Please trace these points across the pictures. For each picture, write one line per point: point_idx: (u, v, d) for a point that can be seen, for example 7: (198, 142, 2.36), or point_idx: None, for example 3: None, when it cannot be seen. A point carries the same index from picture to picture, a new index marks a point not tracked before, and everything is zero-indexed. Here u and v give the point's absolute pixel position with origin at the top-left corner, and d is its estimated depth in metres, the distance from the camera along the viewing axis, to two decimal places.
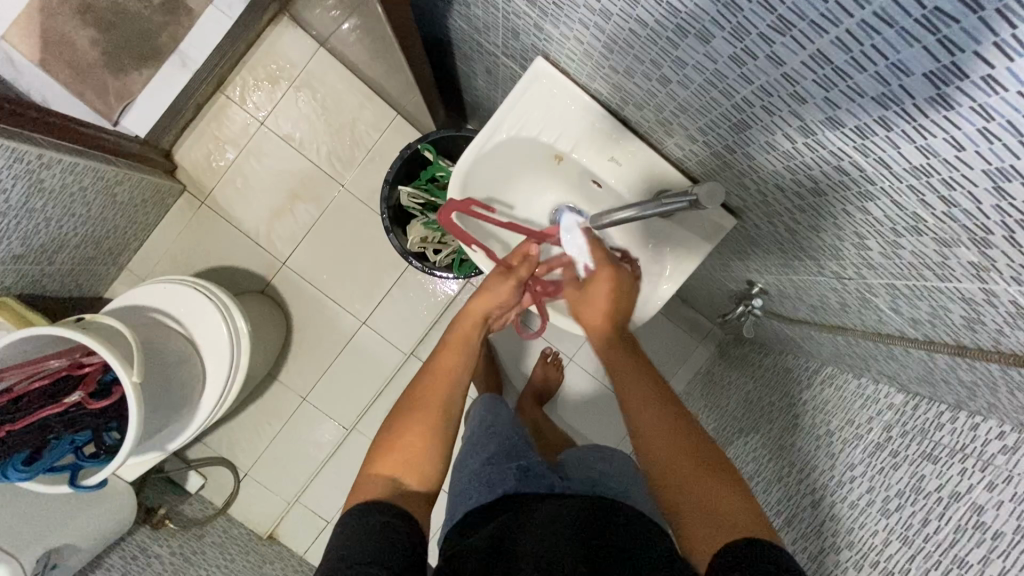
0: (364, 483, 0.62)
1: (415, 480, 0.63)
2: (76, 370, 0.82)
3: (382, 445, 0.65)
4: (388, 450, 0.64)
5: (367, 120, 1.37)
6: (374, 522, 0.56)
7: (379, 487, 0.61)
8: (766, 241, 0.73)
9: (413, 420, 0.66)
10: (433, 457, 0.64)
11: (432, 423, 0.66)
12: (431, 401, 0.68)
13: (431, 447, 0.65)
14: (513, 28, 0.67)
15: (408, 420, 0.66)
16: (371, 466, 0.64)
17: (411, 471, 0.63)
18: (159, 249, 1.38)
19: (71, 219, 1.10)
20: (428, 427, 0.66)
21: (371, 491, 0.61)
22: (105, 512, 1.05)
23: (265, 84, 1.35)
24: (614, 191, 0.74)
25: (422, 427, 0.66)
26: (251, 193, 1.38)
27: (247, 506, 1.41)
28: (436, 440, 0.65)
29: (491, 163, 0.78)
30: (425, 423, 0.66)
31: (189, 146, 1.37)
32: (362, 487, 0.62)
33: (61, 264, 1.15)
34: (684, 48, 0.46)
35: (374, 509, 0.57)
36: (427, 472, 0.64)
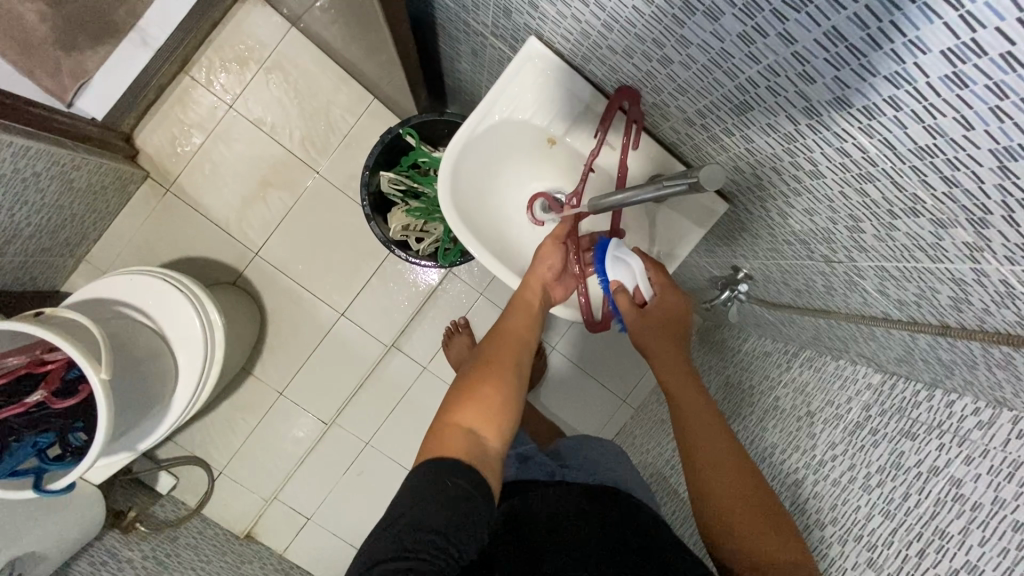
0: (441, 432, 0.59)
1: (495, 438, 0.60)
2: (37, 368, 0.76)
3: (452, 402, 0.62)
4: (465, 397, 0.62)
5: (341, 104, 1.33)
6: (457, 486, 0.52)
7: (460, 437, 0.58)
8: (756, 227, 0.73)
9: (490, 374, 0.66)
10: (512, 416, 0.63)
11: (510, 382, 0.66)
12: (507, 356, 0.69)
13: (506, 403, 0.63)
14: (506, 7, 0.65)
15: (481, 374, 0.66)
16: (446, 413, 0.61)
17: (489, 423, 0.61)
18: (121, 239, 1.31)
19: (24, 208, 1.03)
20: (506, 380, 0.65)
21: (447, 442, 0.57)
22: (73, 516, 1.00)
23: (233, 66, 1.29)
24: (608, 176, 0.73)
25: (498, 382, 0.65)
26: (220, 180, 1.31)
27: (223, 505, 1.37)
28: (514, 398, 0.65)
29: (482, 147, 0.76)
30: (504, 369, 0.67)
31: (152, 130, 1.29)
32: (440, 434, 0.59)
33: (13, 255, 1.08)
34: (690, 26, 0.46)
35: (438, 465, 0.54)
36: (503, 429, 0.61)
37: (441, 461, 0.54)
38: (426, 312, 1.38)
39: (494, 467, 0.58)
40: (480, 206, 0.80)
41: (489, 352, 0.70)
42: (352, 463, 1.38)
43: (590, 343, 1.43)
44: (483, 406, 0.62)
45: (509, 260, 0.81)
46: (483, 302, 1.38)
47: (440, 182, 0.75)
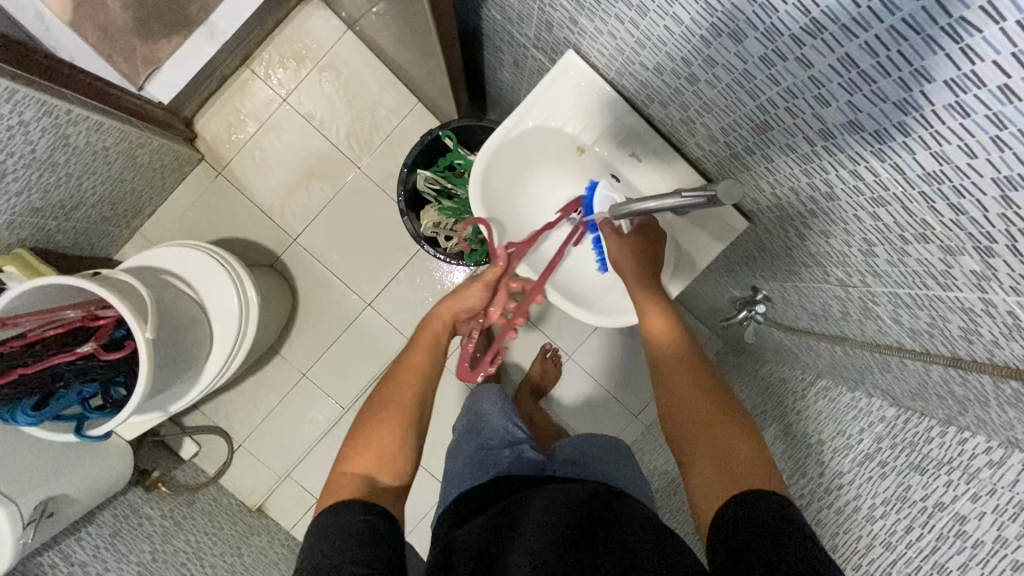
0: (339, 483, 0.67)
1: (388, 476, 0.69)
2: (90, 322, 0.83)
3: (353, 447, 0.71)
4: (363, 449, 0.70)
5: (387, 105, 1.39)
6: (358, 521, 0.60)
7: (354, 484, 0.66)
8: (776, 247, 0.75)
9: (387, 420, 0.73)
10: (405, 451, 0.71)
11: (406, 423, 0.73)
12: (404, 397, 0.75)
13: (400, 443, 0.71)
14: (548, 20, 0.69)
15: (380, 420, 0.72)
16: (342, 464, 0.70)
17: (385, 467, 0.69)
18: (172, 216, 1.39)
19: (91, 178, 1.12)
20: (403, 420, 0.73)
21: (347, 488, 0.66)
22: (107, 466, 1.07)
23: (290, 62, 1.37)
24: (630, 186, 0.75)
25: (396, 423, 0.72)
26: (268, 168, 1.39)
27: (241, 477, 1.44)
28: (410, 436, 0.73)
29: (515, 151, 0.79)
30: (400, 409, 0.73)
31: (211, 116, 1.38)
32: (334, 485, 0.67)
33: (77, 221, 1.18)
34: (716, 47, 0.48)
35: (351, 508, 0.62)
36: (394, 469, 0.70)
37: (347, 503, 0.63)
38: None
39: (392, 501, 0.68)
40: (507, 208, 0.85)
41: (387, 393, 0.76)
42: None
43: (606, 356, 1.45)
44: (379, 453, 0.70)
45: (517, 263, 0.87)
46: None
47: (471, 182, 0.79)
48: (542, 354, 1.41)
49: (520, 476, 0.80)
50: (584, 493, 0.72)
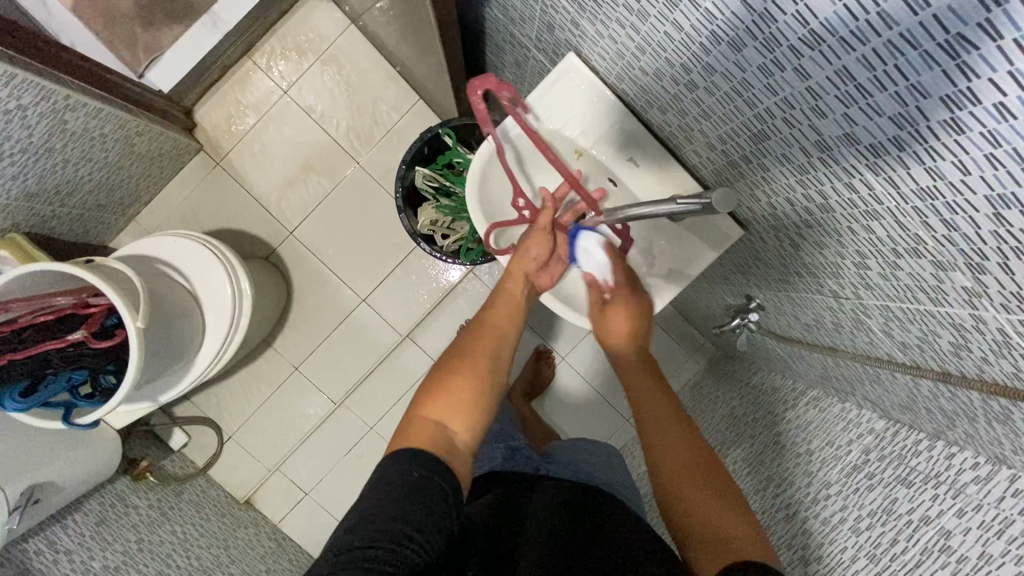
0: (414, 428, 0.61)
1: (462, 429, 0.63)
2: (81, 309, 0.82)
3: (426, 394, 0.65)
4: (440, 394, 0.64)
5: (389, 101, 1.39)
6: (422, 474, 0.56)
7: (429, 430, 0.61)
8: (770, 257, 0.75)
9: (467, 366, 0.68)
10: (485, 404, 0.66)
11: (486, 371, 0.68)
12: (485, 346, 0.71)
13: (483, 396, 0.66)
14: (550, 22, 0.69)
15: (461, 364, 0.68)
16: (417, 408, 0.64)
17: (460, 419, 0.63)
18: (168, 205, 1.39)
19: (87, 164, 1.12)
20: (486, 371, 0.68)
21: (417, 436, 0.60)
22: (96, 453, 1.07)
23: (292, 55, 1.37)
24: (625, 191, 0.75)
25: (475, 371, 0.67)
26: (267, 160, 1.39)
27: (230, 469, 1.43)
28: (489, 389, 0.67)
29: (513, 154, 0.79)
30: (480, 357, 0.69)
31: (211, 106, 1.38)
32: (411, 428, 0.62)
33: (72, 207, 1.17)
34: (715, 55, 0.48)
35: (413, 461, 0.57)
36: (473, 421, 0.64)
37: (416, 454, 0.57)
38: (444, 308, 1.42)
39: (461, 462, 0.61)
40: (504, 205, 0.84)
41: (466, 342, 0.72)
42: (355, 444, 1.44)
43: (600, 359, 1.45)
44: (457, 401, 0.64)
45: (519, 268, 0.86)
46: None
47: (468, 183, 0.79)
48: (536, 355, 1.40)
49: (510, 473, 0.80)
50: (571, 495, 0.72)
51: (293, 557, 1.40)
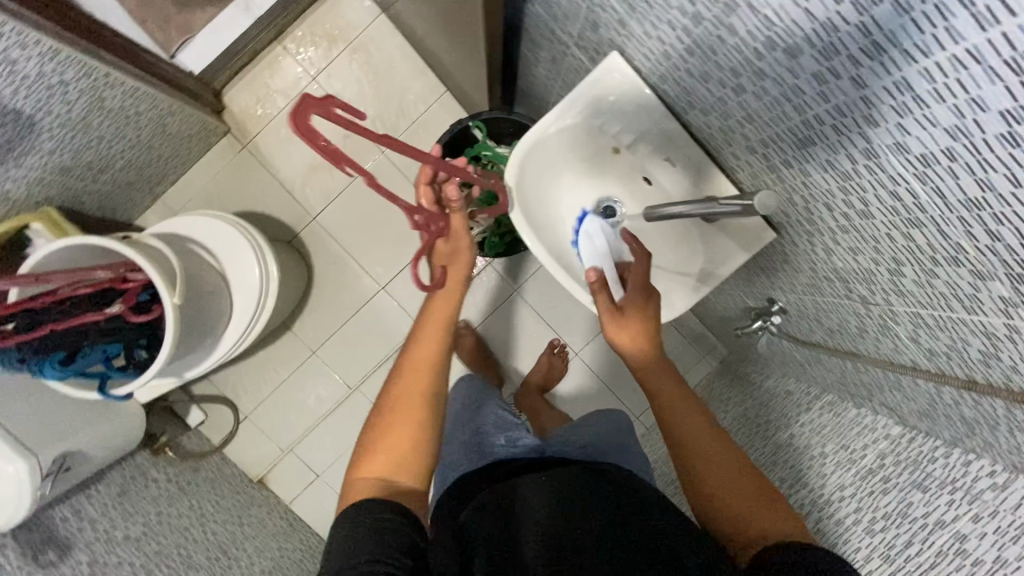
0: (355, 486, 0.69)
1: (407, 476, 0.70)
2: (119, 284, 0.84)
3: (364, 449, 0.72)
4: (375, 447, 0.71)
5: (415, 91, 1.40)
6: (377, 520, 0.61)
7: (371, 486, 0.68)
8: (799, 261, 0.76)
9: (397, 417, 0.73)
10: (423, 450, 0.72)
11: (417, 412, 0.73)
12: (409, 392, 0.75)
13: (421, 446, 0.72)
14: (594, 21, 0.70)
15: (392, 410, 0.74)
16: (357, 467, 0.71)
17: (400, 466, 0.70)
18: (194, 185, 1.40)
19: (121, 142, 1.13)
20: (421, 420, 0.73)
21: (364, 492, 0.67)
22: (125, 425, 1.09)
23: (322, 42, 1.38)
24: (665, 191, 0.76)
25: (404, 417, 0.73)
26: (293, 145, 1.40)
27: (245, 448, 1.46)
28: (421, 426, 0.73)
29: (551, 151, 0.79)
30: (405, 400, 0.74)
31: (240, 89, 1.39)
32: (356, 488, 0.69)
33: (102, 183, 1.19)
34: (769, 61, 0.50)
35: (365, 507, 0.63)
36: (416, 468, 0.71)
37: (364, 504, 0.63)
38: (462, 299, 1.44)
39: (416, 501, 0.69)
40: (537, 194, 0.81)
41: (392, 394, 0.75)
42: None
43: (613, 355, 1.47)
44: (393, 447, 0.71)
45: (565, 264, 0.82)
46: (515, 298, 1.45)
47: (507, 179, 0.78)
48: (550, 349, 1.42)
49: (515, 463, 0.81)
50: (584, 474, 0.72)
51: (304, 537, 1.42)
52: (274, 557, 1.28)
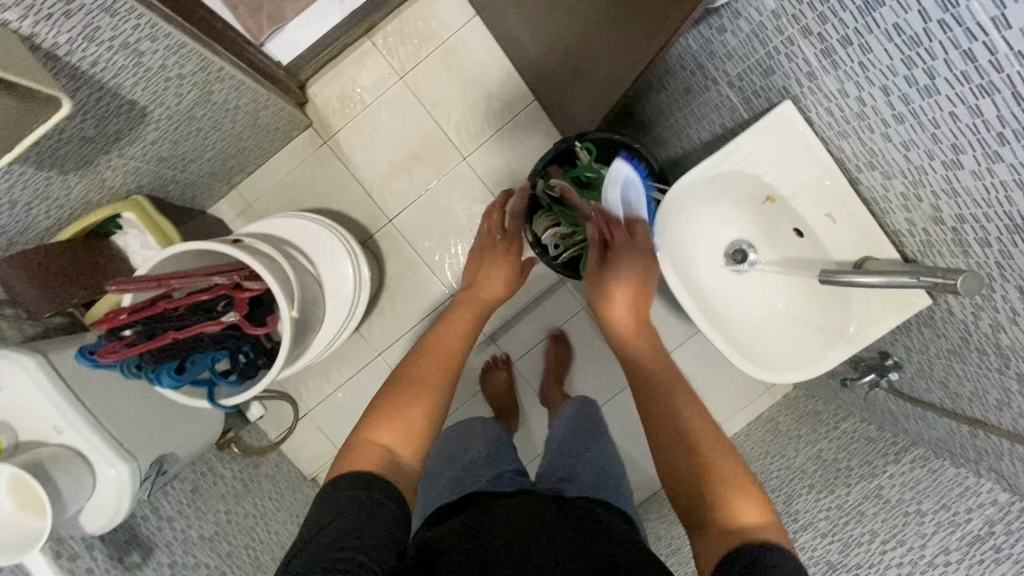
0: (358, 451, 0.68)
1: (409, 452, 0.71)
2: (233, 291, 0.81)
3: (375, 420, 0.72)
4: (387, 419, 0.72)
5: (503, 99, 1.37)
6: (372, 501, 0.61)
7: (376, 457, 0.67)
8: (943, 328, 0.74)
9: (416, 396, 0.76)
10: (422, 436, 0.73)
11: (433, 394, 0.77)
12: (432, 375, 0.80)
13: (420, 426, 0.73)
14: (769, 68, 0.67)
15: (408, 391, 0.76)
16: (365, 432, 0.71)
17: (406, 444, 0.71)
18: (271, 177, 1.37)
19: (216, 133, 1.10)
20: (432, 399, 0.76)
21: (360, 462, 0.67)
22: (209, 422, 1.08)
23: (413, 41, 1.35)
24: (818, 245, 0.72)
25: (426, 398, 0.76)
26: (375, 144, 1.37)
27: (301, 445, 1.45)
28: (434, 414, 0.76)
29: (698, 194, 0.78)
30: (428, 383, 0.78)
31: (325, 83, 1.36)
32: (359, 453, 0.68)
33: (190, 173, 1.17)
34: (1011, 147, 0.46)
35: (358, 481, 0.63)
36: (414, 446, 0.72)
37: (353, 479, 0.63)
38: (531, 313, 1.44)
39: (406, 479, 0.68)
40: (677, 232, 0.80)
41: (412, 372, 0.80)
42: None
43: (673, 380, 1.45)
44: (407, 427, 0.73)
45: (708, 302, 0.79)
46: (583, 315, 1.43)
47: (655, 221, 0.77)
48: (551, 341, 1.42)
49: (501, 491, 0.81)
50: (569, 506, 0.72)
51: None
52: None
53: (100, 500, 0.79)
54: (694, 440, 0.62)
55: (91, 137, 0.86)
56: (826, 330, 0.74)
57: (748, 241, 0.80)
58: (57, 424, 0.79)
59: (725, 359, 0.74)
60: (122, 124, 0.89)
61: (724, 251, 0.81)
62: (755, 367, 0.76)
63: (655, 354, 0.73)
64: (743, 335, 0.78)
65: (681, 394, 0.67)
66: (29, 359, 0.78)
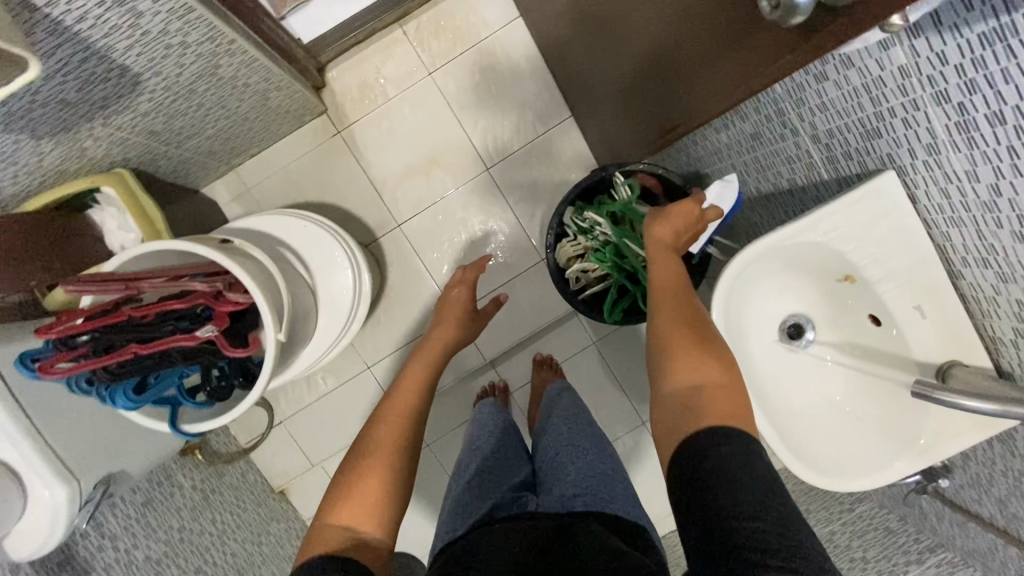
0: (321, 536, 0.63)
1: (371, 528, 0.64)
2: (213, 300, 0.70)
3: (335, 498, 0.66)
4: (343, 499, 0.66)
5: (536, 110, 1.26)
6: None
7: (336, 537, 0.62)
8: (1023, 449, 0.64)
9: (373, 464, 0.70)
10: (388, 502, 0.67)
11: (392, 463, 0.71)
12: (388, 438, 0.74)
13: (385, 497, 0.67)
14: (874, 130, 0.57)
15: (364, 463, 0.70)
16: (326, 515, 0.65)
17: (367, 520, 0.65)
18: (274, 163, 1.26)
19: (218, 111, 0.99)
20: (388, 463, 0.70)
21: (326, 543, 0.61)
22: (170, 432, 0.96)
23: (447, 36, 1.24)
24: (896, 339, 0.63)
25: (380, 472, 0.69)
26: (392, 142, 1.26)
27: (272, 454, 1.34)
28: (396, 479, 0.70)
29: (766, 260, 0.68)
30: (384, 451, 0.71)
31: (346, 69, 1.25)
32: (317, 539, 0.63)
33: (185, 150, 1.05)
34: None
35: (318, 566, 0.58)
36: (380, 516, 0.65)
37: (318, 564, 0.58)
38: (536, 342, 1.33)
39: (375, 558, 0.62)
40: (737, 298, 0.70)
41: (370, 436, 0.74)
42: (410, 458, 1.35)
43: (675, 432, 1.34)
44: (365, 501, 0.66)
45: (758, 383, 0.70)
46: (592, 351, 1.33)
47: (718, 284, 0.67)
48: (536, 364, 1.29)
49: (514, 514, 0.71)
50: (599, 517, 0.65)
51: None
52: None
53: (26, 524, 0.68)
54: (672, 334, 0.64)
55: (71, 103, 0.75)
56: (888, 435, 0.66)
57: (805, 320, 0.71)
58: None
59: (774, 454, 0.65)
60: (110, 92, 0.78)
61: (780, 326, 0.72)
62: (805, 466, 0.66)
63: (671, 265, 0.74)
64: (793, 425, 0.69)
65: (682, 338, 0.63)
66: None
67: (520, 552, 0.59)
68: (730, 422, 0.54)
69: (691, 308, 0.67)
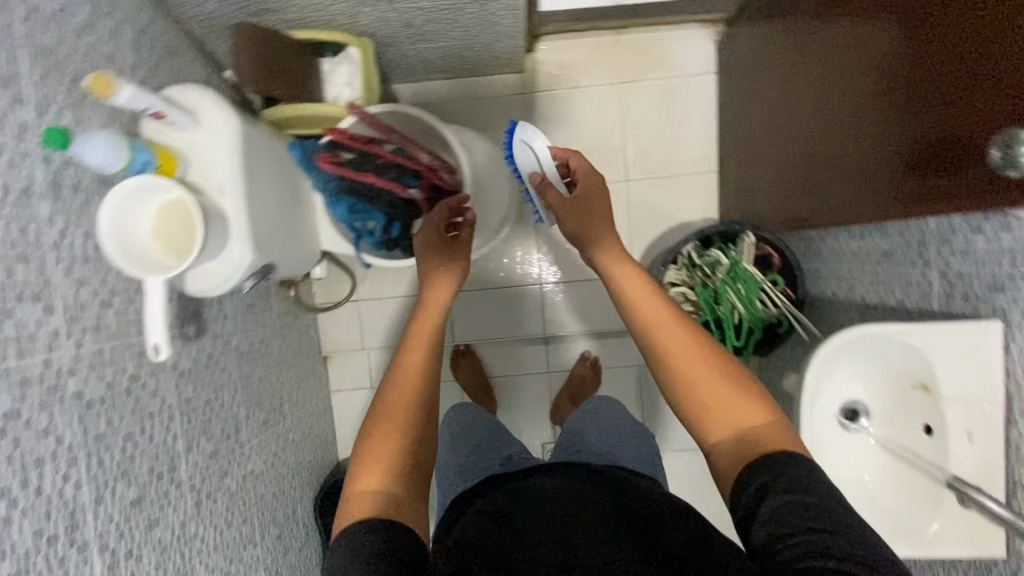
0: (355, 499, 0.67)
1: (398, 485, 0.68)
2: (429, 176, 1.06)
3: (364, 462, 0.69)
4: (368, 460, 0.69)
5: (690, 154, 1.41)
6: (378, 545, 0.61)
7: (371, 501, 0.66)
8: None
9: (390, 425, 0.72)
10: (405, 466, 0.70)
11: (408, 424, 0.73)
12: (404, 396, 0.74)
13: (399, 453, 0.70)
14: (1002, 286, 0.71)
15: (382, 422, 0.72)
16: (355, 482, 0.68)
17: (392, 478, 0.68)
18: (461, 92, 1.42)
19: (461, 33, 1.15)
20: (409, 419, 0.73)
21: (359, 510, 0.65)
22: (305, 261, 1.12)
23: (651, 60, 1.40)
24: (938, 449, 0.78)
25: (397, 426, 0.72)
26: (562, 122, 1.42)
27: (335, 322, 1.49)
28: (414, 439, 0.72)
29: (865, 349, 0.81)
30: (396, 413, 0.73)
31: (556, 47, 1.41)
32: (353, 501, 0.67)
33: (414, 49, 1.21)
34: None
35: (363, 526, 0.62)
36: (402, 479, 0.69)
37: (360, 526, 0.63)
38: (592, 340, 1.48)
39: (411, 512, 0.67)
40: (828, 369, 0.82)
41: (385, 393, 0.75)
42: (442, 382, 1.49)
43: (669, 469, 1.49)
44: (382, 462, 0.69)
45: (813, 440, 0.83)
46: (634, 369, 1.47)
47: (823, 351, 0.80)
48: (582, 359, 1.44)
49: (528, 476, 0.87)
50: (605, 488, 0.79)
51: (324, 429, 1.45)
52: (304, 430, 1.33)
53: (210, 267, 0.82)
54: (708, 394, 0.72)
55: None
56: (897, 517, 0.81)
57: (865, 407, 0.85)
58: (223, 185, 0.82)
59: None
60: None
61: (845, 404, 0.85)
62: None
63: (674, 321, 0.79)
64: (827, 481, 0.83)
65: (718, 385, 0.72)
66: (230, 118, 0.82)
67: (547, 522, 0.72)
68: (801, 452, 0.65)
69: (710, 363, 0.74)
